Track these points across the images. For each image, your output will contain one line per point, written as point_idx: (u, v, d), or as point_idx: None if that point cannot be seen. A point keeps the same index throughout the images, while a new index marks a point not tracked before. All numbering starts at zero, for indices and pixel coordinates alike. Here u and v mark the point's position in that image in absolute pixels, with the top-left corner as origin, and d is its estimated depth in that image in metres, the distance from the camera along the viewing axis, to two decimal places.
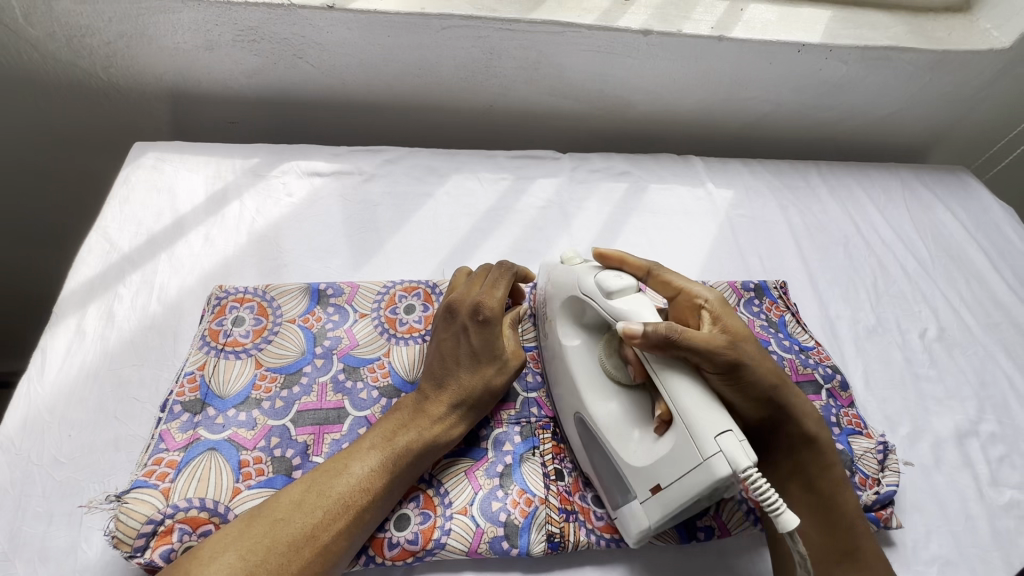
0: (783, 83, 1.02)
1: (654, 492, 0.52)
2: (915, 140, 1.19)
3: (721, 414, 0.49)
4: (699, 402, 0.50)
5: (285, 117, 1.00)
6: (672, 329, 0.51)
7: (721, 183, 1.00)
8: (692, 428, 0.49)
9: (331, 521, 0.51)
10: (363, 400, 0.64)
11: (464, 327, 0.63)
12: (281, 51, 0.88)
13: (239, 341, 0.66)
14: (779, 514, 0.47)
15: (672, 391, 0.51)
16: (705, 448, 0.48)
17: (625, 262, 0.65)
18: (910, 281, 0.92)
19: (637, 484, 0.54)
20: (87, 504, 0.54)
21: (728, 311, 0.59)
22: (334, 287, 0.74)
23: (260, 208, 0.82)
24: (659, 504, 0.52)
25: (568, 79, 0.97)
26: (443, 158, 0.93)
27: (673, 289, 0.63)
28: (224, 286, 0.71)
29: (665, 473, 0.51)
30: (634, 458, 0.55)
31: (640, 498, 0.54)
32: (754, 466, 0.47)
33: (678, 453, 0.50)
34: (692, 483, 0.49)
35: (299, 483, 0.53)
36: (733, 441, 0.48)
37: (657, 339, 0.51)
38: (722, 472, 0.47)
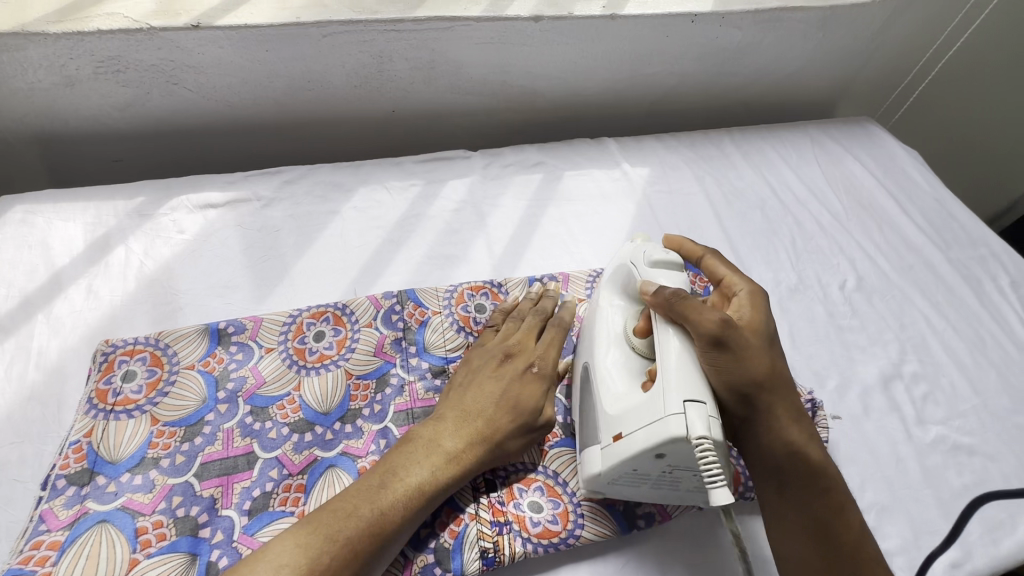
0: (684, 55, 1.01)
1: (614, 440, 0.53)
2: (821, 95, 1.22)
3: (699, 386, 0.50)
4: (684, 363, 0.52)
5: (174, 149, 0.94)
6: (677, 294, 0.55)
7: (637, 161, 1.00)
8: (665, 386, 0.50)
9: (361, 543, 0.50)
10: (273, 440, 0.60)
11: (517, 374, 0.63)
12: (153, 79, 0.81)
13: (131, 398, 0.61)
14: (715, 487, 0.46)
15: (663, 345, 0.53)
16: (671, 406, 0.49)
17: (684, 246, 0.69)
18: (827, 235, 0.94)
19: (604, 430, 0.55)
20: None
21: (756, 303, 0.60)
22: (235, 323, 0.69)
23: (149, 250, 0.76)
24: (614, 451, 0.53)
25: (467, 74, 0.94)
26: (347, 172, 0.89)
27: (715, 276, 0.65)
28: (111, 340, 0.66)
29: (629, 423, 0.52)
30: (611, 406, 0.55)
31: (601, 444, 0.55)
32: (709, 440, 0.47)
33: (647, 407, 0.51)
34: (647, 436, 0.50)
35: (308, 523, 0.51)
36: (699, 413, 0.48)
37: (664, 300, 0.55)
38: (676, 430, 0.48)
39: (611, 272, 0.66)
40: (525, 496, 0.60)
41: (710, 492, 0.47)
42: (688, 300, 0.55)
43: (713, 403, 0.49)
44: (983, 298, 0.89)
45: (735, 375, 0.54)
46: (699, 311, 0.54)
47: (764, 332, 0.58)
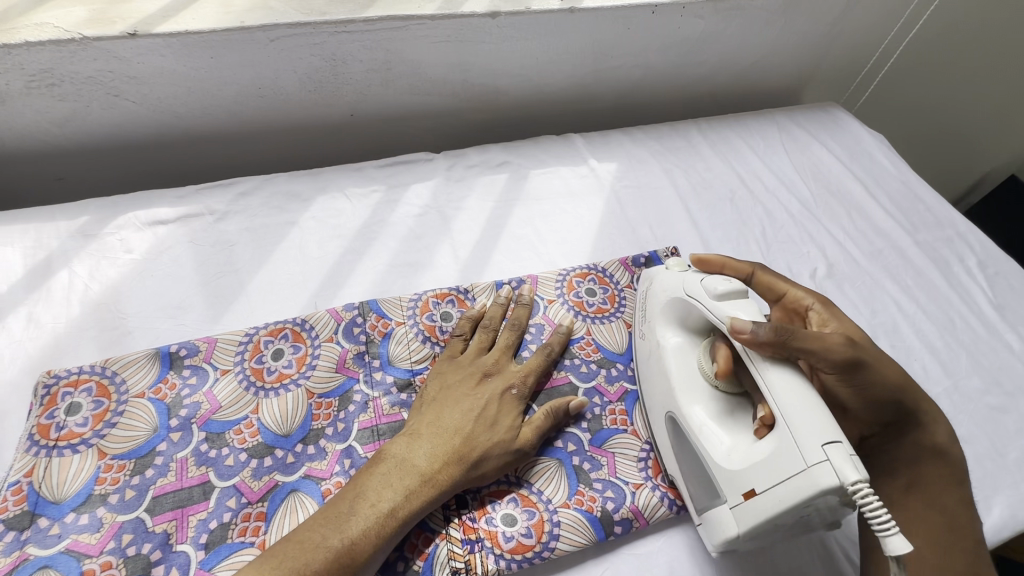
0: (647, 46, 1.00)
1: (745, 497, 0.50)
2: (787, 82, 1.22)
3: (829, 423, 0.47)
4: (809, 405, 0.48)
5: (122, 164, 0.89)
6: (782, 328, 0.50)
7: (604, 156, 0.98)
8: (795, 433, 0.47)
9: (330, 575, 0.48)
10: (230, 468, 0.58)
11: (497, 393, 0.62)
12: (91, 91, 0.77)
13: (76, 433, 0.58)
14: (888, 534, 0.42)
15: (773, 386, 0.50)
16: (809, 456, 0.46)
17: (727, 266, 0.66)
18: (796, 223, 0.94)
19: (729, 489, 0.52)
20: None
21: (830, 308, 0.63)
22: (188, 345, 0.65)
23: (94, 272, 0.72)
24: (750, 510, 0.50)
25: (426, 74, 0.91)
26: (304, 180, 0.86)
27: (777, 291, 0.66)
28: (53, 370, 0.62)
29: (761, 479, 0.49)
30: (730, 463, 0.53)
31: (730, 503, 0.52)
32: (864, 482, 0.44)
33: (780, 459, 0.48)
34: (792, 490, 0.46)
35: (271, 557, 0.48)
36: (842, 455, 0.45)
37: (769, 340, 0.50)
38: (826, 482, 0.44)
39: (664, 306, 0.64)
40: (497, 510, 0.58)
41: (885, 541, 0.42)
42: (800, 332, 0.51)
43: (848, 440, 0.46)
44: (951, 279, 0.89)
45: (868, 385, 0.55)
46: (820, 338, 0.51)
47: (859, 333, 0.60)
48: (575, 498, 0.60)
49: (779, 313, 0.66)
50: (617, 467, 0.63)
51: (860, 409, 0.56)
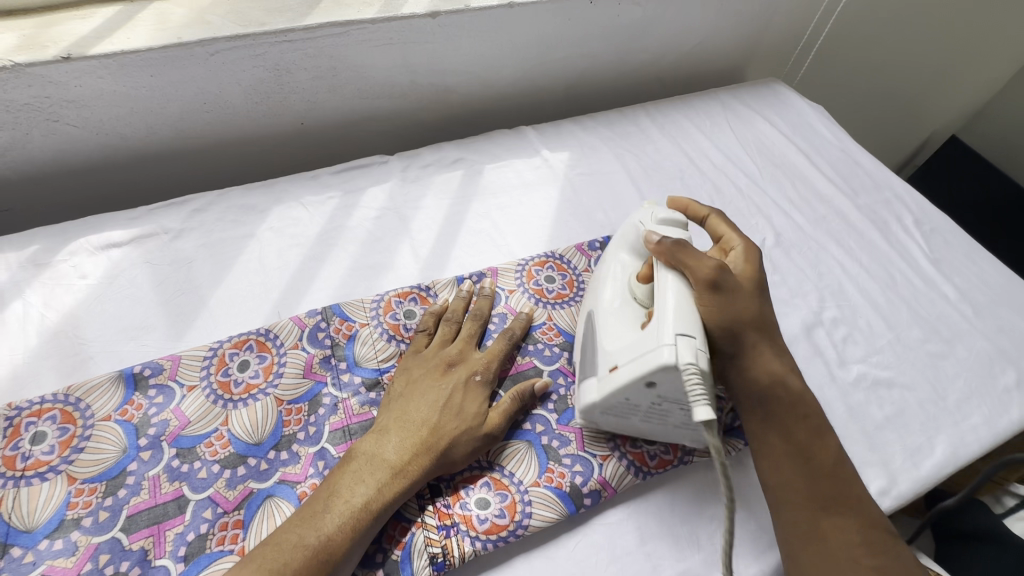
0: (589, 36, 1.02)
1: (610, 370, 0.58)
2: (729, 61, 1.26)
3: (691, 324, 0.55)
4: (678, 304, 0.56)
5: (69, 191, 0.88)
6: (676, 244, 0.60)
7: (556, 146, 1.00)
8: (663, 322, 0.55)
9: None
10: (203, 480, 0.58)
11: (462, 382, 0.63)
12: (29, 118, 0.76)
13: (42, 461, 0.58)
14: (697, 404, 0.50)
15: (660, 289, 0.58)
16: (665, 338, 0.54)
17: (688, 209, 0.73)
18: (744, 196, 0.97)
19: (601, 364, 0.60)
20: None
21: (751, 256, 0.66)
22: (152, 365, 0.66)
23: (49, 301, 0.71)
24: (610, 381, 0.58)
25: (373, 78, 0.92)
26: (259, 193, 0.86)
27: (716, 235, 0.70)
28: (13, 402, 0.61)
29: (624, 356, 0.57)
30: (609, 343, 0.60)
31: (598, 374, 0.61)
32: (696, 369, 0.51)
33: (642, 342, 0.56)
34: (641, 365, 0.55)
35: (252, 562, 0.49)
36: (687, 345, 0.53)
37: (665, 249, 0.60)
38: (665, 358, 0.53)
39: (622, 233, 0.70)
40: (472, 494, 0.60)
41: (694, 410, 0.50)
42: (685, 250, 0.60)
43: (704, 340, 0.54)
44: (891, 239, 0.94)
45: (730, 312, 0.60)
46: (698, 257, 0.59)
47: (759, 283, 0.64)
48: (545, 475, 0.62)
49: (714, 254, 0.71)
50: (585, 441, 0.66)
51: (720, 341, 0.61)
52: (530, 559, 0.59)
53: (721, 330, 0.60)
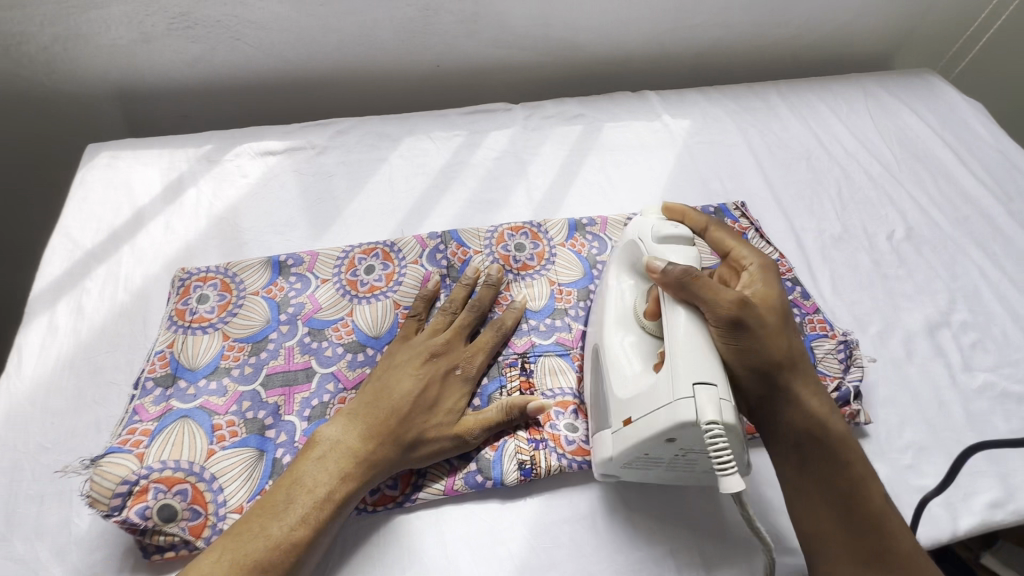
0: (731, 3, 1.00)
1: (625, 424, 0.53)
2: (877, 48, 1.17)
3: (710, 368, 0.50)
4: (697, 344, 0.51)
5: (235, 106, 0.99)
6: (689, 273, 0.54)
7: (679, 113, 0.99)
8: (677, 367, 0.50)
9: (279, 557, 0.49)
10: (329, 357, 0.66)
11: (439, 374, 0.61)
12: (218, 35, 0.87)
13: (205, 318, 0.68)
14: (726, 474, 0.47)
15: (671, 325, 0.53)
16: (679, 392, 0.49)
17: (683, 218, 0.66)
18: (876, 186, 0.91)
19: (613, 415, 0.55)
20: (64, 469, 0.57)
21: (766, 276, 0.60)
22: (294, 256, 0.74)
23: (217, 191, 0.82)
24: (625, 434, 0.53)
25: (510, 27, 0.96)
26: (395, 124, 0.93)
27: (722, 247, 0.64)
28: (186, 268, 0.72)
29: (637, 407, 0.52)
30: (623, 391, 0.55)
31: (612, 428, 0.55)
32: (718, 425, 0.47)
33: (654, 393, 0.51)
34: (659, 420, 0.50)
35: (213, 551, 0.48)
36: (708, 397, 0.48)
37: (672, 279, 0.54)
38: (687, 416, 0.48)
39: (619, 249, 0.65)
40: (561, 418, 0.63)
41: (722, 478, 0.47)
42: (706, 280, 0.53)
43: (725, 387, 0.49)
44: None
45: (751, 354, 0.54)
46: (714, 289, 0.53)
47: (779, 305, 0.58)
48: None
49: (723, 270, 0.64)
50: None
51: (749, 385, 0.55)
52: (612, 488, 0.61)
53: (749, 373, 0.54)
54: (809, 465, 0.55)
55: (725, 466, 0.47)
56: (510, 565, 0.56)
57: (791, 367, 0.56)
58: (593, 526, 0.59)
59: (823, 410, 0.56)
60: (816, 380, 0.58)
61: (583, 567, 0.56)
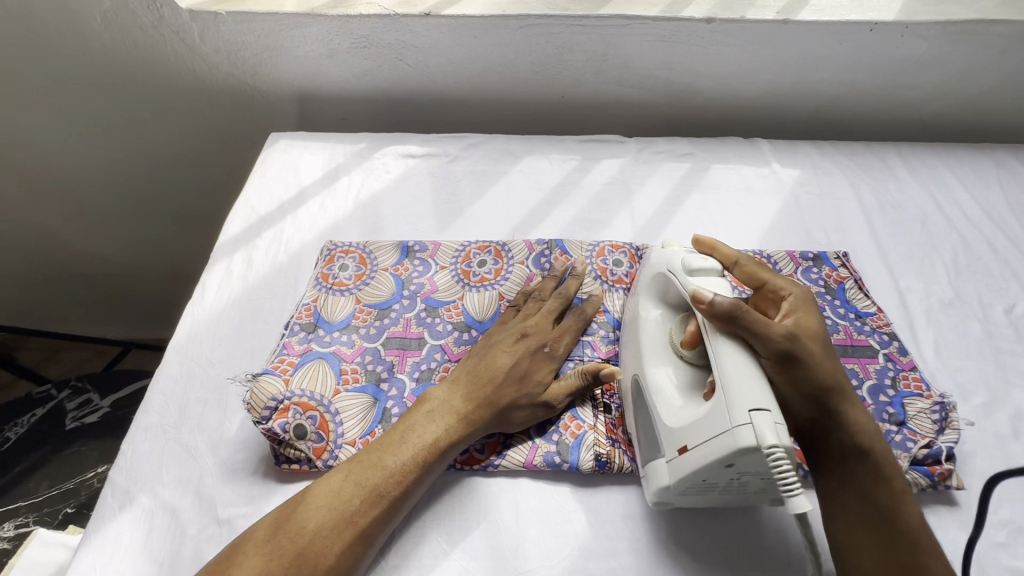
0: (856, 64, 1.02)
1: (681, 452, 0.55)
2: (1020, 120, 1.12)
3: (764, 395, 0.51)
4: (746, 374, 0.52)
5: (385, 114, 1.16)
6: (737, 304, 0.55)
7: (789, 163, 1.02)
8: (729, 397, 0.51)
9: (392, 485, 0.58)
10: (440, 331, 0.75)
11: (529, 351, 0.69)
12: (386, 55, 1.04)
13: (343, 283, 0.80)
14: (792, 494, 0.49)
15: (720, 358, 0.54)
16: (736, 418, 0.50)
17: (715, 251, 0.70)
18: (999, 258, 0.88)
19: (668, 444, 0.57)
20: (234, 376, 0.71)
21: (805, 304, 0.63)
22: (420, 244, 0.86)
23: (364, 182, 0.97)
24: (682, 463, 0.55)
25: (635, 68, 1.04)
26: (518, 143, 1.04)
27: (755, 278, 0.67)
28: (334, 241, 0.86)
29: (694, 436, 0.54)
30: (672, 420, 0.57)
31: (667, 457, 0.57)
32: (781, 448, 0.48)
33: (712, 420, 0.52)
34: (716, 448, 0.51)
35: (338, 472, 0.59)
36: (766, 421, 0.49)
37: (720, 310, 0.55)
38: (746, 442, 0.49)
39: (650, 281, 0.69)
40: None
41: (790, 499, 0.49)
42: (752, 313, 0.55)
43: (779, 411, 0.50)
44: None
45: (804, 381, 0.58)
46: (764, 324, 0.55)
47: (820, 332, 0.61)
48: None
49: (757, 300, 0.68)
50: None
51: (799, 406, 0.59)
52: None
53: (798, 398, 0.59)
54: (859, 481, 0.57)
55: (789, 487, 0.49)
56: (574, 544, 0.60)
57: (836, 391, 0.59)
58: (655, 527, 0.62)
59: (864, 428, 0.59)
60: (861, 407, 0.60)
61: (642, 561, 0.59)
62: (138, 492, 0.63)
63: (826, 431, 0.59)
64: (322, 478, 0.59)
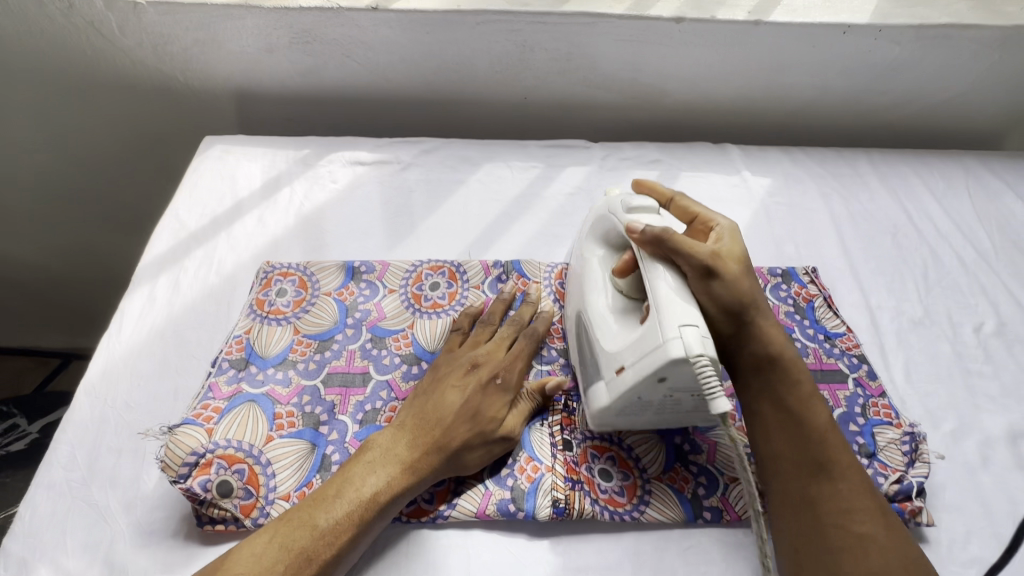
0: (828, 68, 0.98)
1: (618, 372, 0.57)
2: (988, 126, 1.10)
3: (692, 312, 0.53)
4: (673, 293, 0.54)
5: (334, 115, 1.07)
6: (666, 231, 0.57)
7: (759, 171, 0.98)
8: (661, 314, 0.53)
9: (323, 547, 0.52)
10: (386, 365, 0.69)
11: (480, 385, 0.62)
12: (332, 51, 0.95)
13: (281, 310, 0.73)
14: (715, 395, 0.50)
15: (653, 282, 0.56)
16: (667, 331, 0.52)
17: (654, 190, 0.71)
18: (968, 273, 0.86)
19: (605, 365, 0.59)
20: (144, 433, 0.63)
21: (733, 235, 0.64)
22: (367, 264, 0.79)
23: (308, 193, 0.89)
24: (617, 382, 0.56)
25: (600, 69, 0.98)
26: (476, 149, 0.97)
27: (689, 214, 0.68)
28: (271, 262, 0.78)
29: (630, 355, 0.56)
30: (608, 342, 0.59)
31: (604, 378, 0.59)
32: (706, 357, 0.50)
33: (646, 337, 0.54)
34: (649, 362, 0.53)
35: (264, 533, 0.52)
36: (693, 334, 0.51)
37: (649, 238, 0.57)
38: (675, 353, 0.51)
39: (592, 224, 0.70)
40: (598, 463, 0.63)
41: (710, 400, 0.50)
42: (681, 236, 0.57)
43: (706, 326, 0.52)
44: None
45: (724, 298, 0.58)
46: (688, 245, 0.57)
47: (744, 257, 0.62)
48: (669, 474, 0.63)
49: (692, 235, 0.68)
50: (718, 455, 0.64)
51: (720, 323, 0.59)
52: (641, 545, 0.60)
53: (720, 314, 0.59)
54: (771, 385, 0.58)
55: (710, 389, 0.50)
56: None
57: (755, 307, 0.60)
58: None
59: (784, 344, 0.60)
60: (776, 321, 0.62)
61: None
62: (36, 563, 0.55)
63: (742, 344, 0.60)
64: (244, 542, 0.53)
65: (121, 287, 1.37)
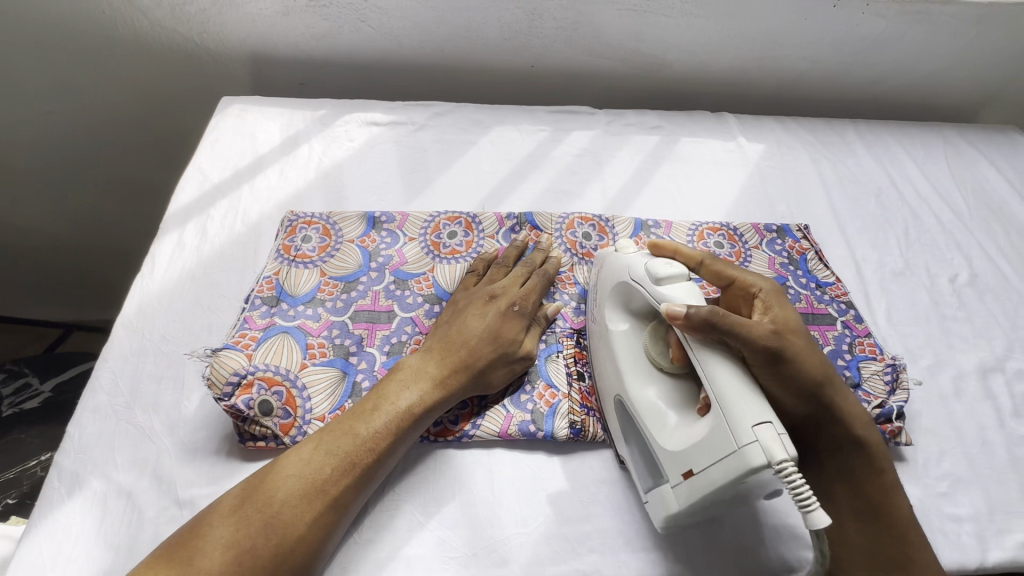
0: (819, 40, 1.04)
1: (686, 477, 0.52)
2: (965, 101, 1.17)
3: (762, 406, 0.49)
4: (742, 390, 0.50)
5: (346, 80, 1.10)
6: (716, 313, 0.52)
7: (754, 137, 1.03)
8: (728, 414, 0.49)
9: (364, 453, 0.56)
10: (410, 304, 0.73)
11: (499, 312, 0.68)
12: (347, 15, 0.98)
13: (307, 255, 0.77)
14: (810, 507, 0.46)
15: (712, 375, 0.51)
16: (740, 437, 0.47)
17: (678, 253, 0.65)
18: (945, 231, 0.93)
19: (670, 469, 0.55)
20: (191, 352, 0.68)
21: (779, 298, 0.60)
22: (387, 215, 0.83)
23: (326, 150, 0.93)
24: (689, 487, 0.52)
25: (605, 37, 1.03)
26: (487, 113, 1.02)
27: (723, 277, 0.63)
28: (295, 211, 0.82)
29: (697, 459, 0.51)
30: (669, 441, 0.55)
31: (671, 482, 0.55)
32: (789, 461, 0.46)
33: (714, 440, 0.50)
34: (724, 471, 0.49)
35: (309, 442, 0.56)
36: (771, 435, 0.47)
37: (700, 321, 0.52)
38: (756, 461, 0.46)
39: (611, 292, 0.66)
40: None
41: (807, 514, 0.46)
42: (732, 316, 0.52)
43: (780, 421, 0.48)
44: None
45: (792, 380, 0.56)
46: (747, 330, 0.52)
47: (800, 323, 0.58)
48: None
49: (727, 299, 0.64)
50: None
51: (793, 404, 0.58)
52: None
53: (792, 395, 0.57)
54: (848, 467, 0.61)
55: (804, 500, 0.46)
56: (550, 511, 0.61)
57: (826, 383, 0.58)
58: (628, 490, 0.63)
59: (854, 417, 0.60)
60: (845, 391, 0.60)
61: (616, 524, 0.61)
62: (88, 476, 0.59)
63: (822, 422, 0.60)
64: (289, 451, 0.56)
65: (135, 259, 1.41)
